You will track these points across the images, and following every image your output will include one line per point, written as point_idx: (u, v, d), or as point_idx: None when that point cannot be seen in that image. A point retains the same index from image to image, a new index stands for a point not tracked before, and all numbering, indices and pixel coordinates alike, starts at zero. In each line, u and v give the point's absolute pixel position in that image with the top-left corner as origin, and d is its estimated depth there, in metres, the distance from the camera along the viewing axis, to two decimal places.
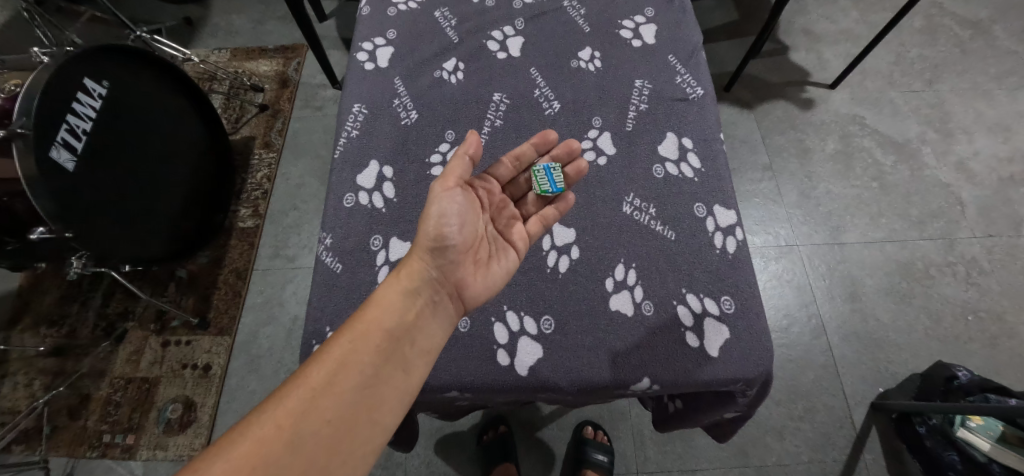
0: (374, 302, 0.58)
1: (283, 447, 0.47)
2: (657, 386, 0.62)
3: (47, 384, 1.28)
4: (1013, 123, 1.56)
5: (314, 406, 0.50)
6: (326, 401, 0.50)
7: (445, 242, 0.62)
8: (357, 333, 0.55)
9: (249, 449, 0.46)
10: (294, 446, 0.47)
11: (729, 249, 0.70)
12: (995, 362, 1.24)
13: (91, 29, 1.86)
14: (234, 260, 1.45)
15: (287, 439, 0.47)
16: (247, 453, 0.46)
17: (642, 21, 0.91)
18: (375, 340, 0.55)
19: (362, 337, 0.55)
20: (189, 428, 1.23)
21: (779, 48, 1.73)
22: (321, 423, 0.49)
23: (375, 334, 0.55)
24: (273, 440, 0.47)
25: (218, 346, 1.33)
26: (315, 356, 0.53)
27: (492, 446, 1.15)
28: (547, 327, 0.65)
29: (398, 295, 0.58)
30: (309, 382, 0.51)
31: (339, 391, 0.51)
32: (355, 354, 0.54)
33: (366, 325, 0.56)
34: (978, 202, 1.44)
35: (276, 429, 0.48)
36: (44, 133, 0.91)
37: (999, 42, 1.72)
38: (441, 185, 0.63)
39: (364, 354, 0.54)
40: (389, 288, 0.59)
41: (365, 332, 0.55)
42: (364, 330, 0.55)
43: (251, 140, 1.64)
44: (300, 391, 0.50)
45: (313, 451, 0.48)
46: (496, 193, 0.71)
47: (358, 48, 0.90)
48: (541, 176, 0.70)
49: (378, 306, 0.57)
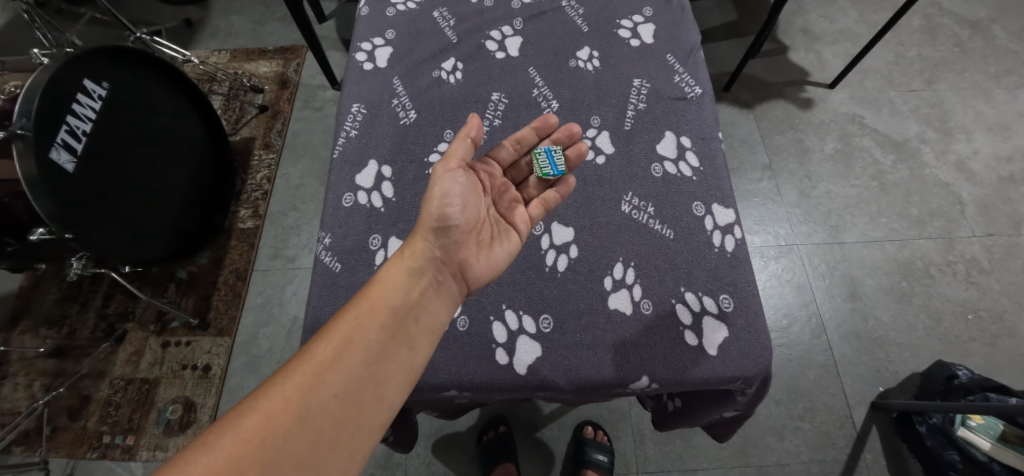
0: (378, 280, 0.58)
1: (290, 421, 0.47)
2: (656, 385, 0.62)
3: (47, 385, 1.28)
4: (1012, 122, 1.56)
5: (321, 381, 0.50)
6: (333, 376, 0.50)
7: (448, 222, 0.62)
8: (363, 311, 0.55)
9: (256, 424, 0.46)
10: (301, 420, 0.47)
11: (728, 248, 0.70)
12: (995, 361, 1.23)
13: (91, 30, 1.86)
14: (234, 261, 1.45)
15: (295, 413, 0.47)
16: (254, 427, 0.46)
17: (640, 20, 0.91)
18: (380, 317, 0.55)
19: (367, 314, 0.55)
20: (188, 428, 1.23)
21: (778, 47, 1.73)
22: (327, 398, 0.49)
23: (380, 311, 0.56)
24: (279, 415, 0.47)
25: (218, 346, 1.33)
26: (321, 332, 0.53)
27: (492, 447, 1.15)
28: (546, 326, 0.65)
29: (402, 273, 0.58)
30: (315, 357, 0.51)
31: (346, 367, 0.51)
32: (360, 330, 0.54)
33: (371, 303, 0.56)
34: (977, 201, 1.44)
35: (284, 403, 0.48)
36: (43, 134, 0.91)
37: (998, 41, 1.72)
38: (443, 167, 0.64)
39: (370, 331, 0.54)
40: (394, 266, 0.59)
41: (370, 310, 0.55)
42: (369, 307, 0.56)
43: (251, 141, 1.64)
44: (307, 366, 0.50)
45: (320, 426, 0.48)
46: (497, 176, 0.71)
47: (357, 48, 0.90)
48: (542, 159, 0.71)
49: (383, 284, 0.58)
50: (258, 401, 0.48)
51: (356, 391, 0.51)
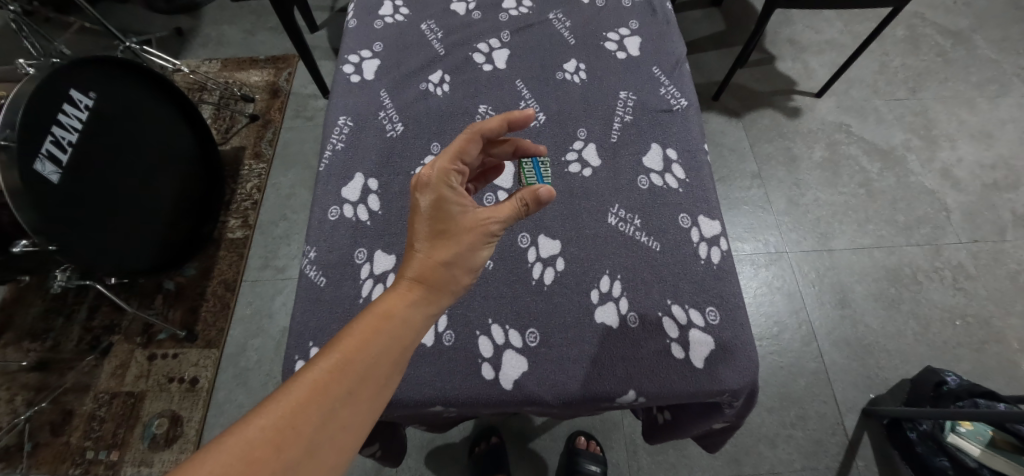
0: (388, 307, 0.47)
1: (289, 458, 0.38)
2: (642, 398, 0.62)
3: (28, 400, 1.25)
4: (995, 130, 1.59)
5: (324, 412, 0.41)
6: (339, 407, 0.41)
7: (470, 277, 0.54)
8: (373, 339, 0.45)
9: (240, 460, 0.37)
10: (302, 458, 0.39)
11: (714, 259, 0.70)
12: (983, 367, 1.24)
13: (79, 40, 1.85)
14: (222, 272, 1.43)
15: (296, 448, 0.39)
16: (239, 461, 0.36)
17: (627, 33, 0.92)
18: (394, 348, 0.46)
19: (383, 343, 0.45)
20: (175, 442, 1.21)
21: (765, 57, 1.75)
22: (334, 432, 0.41)
23: (395, 342, 0.46)
24: (274, 450, 0.38)
25: (205, 359, 1.31)
26: (328, 352, 0.43)
27: (483, 459, 1.14)
28: (531, 340, 0.65)
29: (424, 309, 0.49)
30: (321, 386, 0.41)
31: (352, 399, 0.42)
32: (372, 355, 0.44)
33: (383, 330, 0.46)
34: (963, 208, 1.46)
35: (275, 436, 0.38)
36: (27, 144, 0.90)
37: (979, 51, 1.75)
38: (485, 231, 0.54)
39: (383, 363, 0.45)
40: (406, 295, 0.49)
41: (384, 337, 0.45)
42: (381, 334, 0.45)
43: (240, 151, 1.63)
44: (310, 394, 0.41)
45: (323, 464, 0.39)
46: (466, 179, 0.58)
47: (345, 60, 0.90)
48: (529, 170, 0.71)
49: (397, 312, 0.47)
50: (242, 433, 0.38)
51: (360, 423, 0.43)
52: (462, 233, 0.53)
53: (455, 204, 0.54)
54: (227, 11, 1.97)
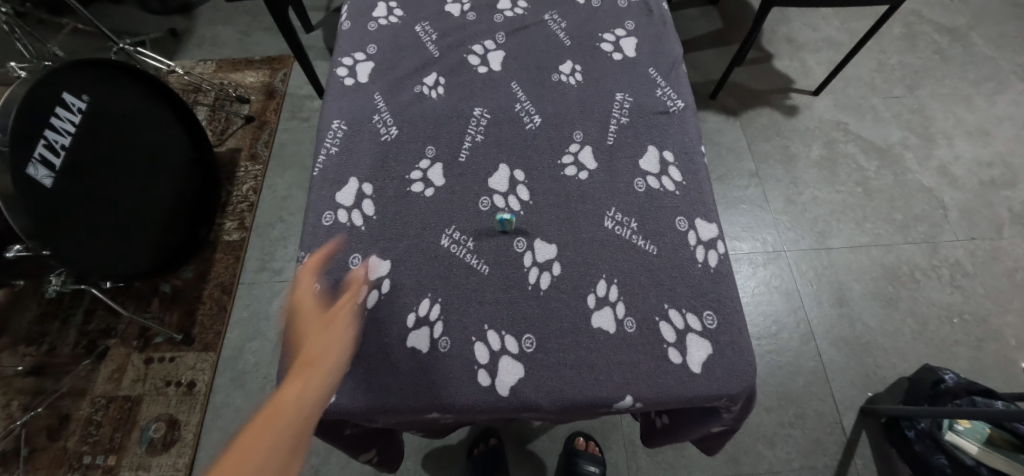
0: (280, 397, 0.52)
1: None
2: (640, 404, 0.61)
3: (24, 405, 1.24)
4: (991, 127, 1.59)
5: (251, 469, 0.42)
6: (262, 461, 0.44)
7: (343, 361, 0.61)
8: (275, 418, 0.49)
9: None
10: None
11: (712, 263, 0.70)
12: (981, 364, 1.24)
13: (72, 42, 1.84)
14: (219, 274, 1.42)
15: None
16: None
17: (623, 34, 0.91)
18: (295, 417, 0.51)
19: (280, 415, 0.50)
20: (173, 446, 1.20)
21: (762, 55, 1.75)
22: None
23: (289, 413, 0.51)
24: None
25: (203, 362, 1.30)
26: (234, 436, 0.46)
27: (482, 461, 1.13)
28: (528, 346, 0.64)
29: (311, 388, 0.56)
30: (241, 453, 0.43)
31: (270, 457, 0.44)
32: (282, 423, 0.49)
33: (279, 412, 0.50)
34: (960, 206, 1.46)
35: None
36: (19, 149, 0.89)
37: (976, 48, 1.75)
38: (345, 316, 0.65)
39: (287, 431, 0.48)
40: (294, 382, 0.55)
41: (281, 416, 0.50)
42: (282, 413, 0.50)
43: (235, 152, 1.62)
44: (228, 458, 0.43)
45: None
46: None
47: (339, 62, 0.90)
48: None
49: (285, 399, 0.52)
50: None
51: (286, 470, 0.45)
52: (321, 322, 0.64)
53: (298, 305, 0.65)
54: (222, 11, 1.96)
